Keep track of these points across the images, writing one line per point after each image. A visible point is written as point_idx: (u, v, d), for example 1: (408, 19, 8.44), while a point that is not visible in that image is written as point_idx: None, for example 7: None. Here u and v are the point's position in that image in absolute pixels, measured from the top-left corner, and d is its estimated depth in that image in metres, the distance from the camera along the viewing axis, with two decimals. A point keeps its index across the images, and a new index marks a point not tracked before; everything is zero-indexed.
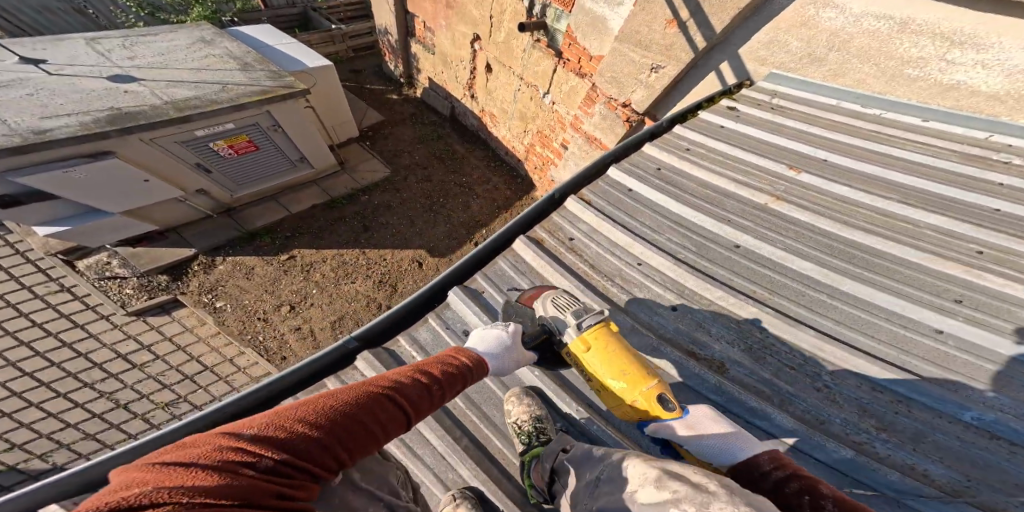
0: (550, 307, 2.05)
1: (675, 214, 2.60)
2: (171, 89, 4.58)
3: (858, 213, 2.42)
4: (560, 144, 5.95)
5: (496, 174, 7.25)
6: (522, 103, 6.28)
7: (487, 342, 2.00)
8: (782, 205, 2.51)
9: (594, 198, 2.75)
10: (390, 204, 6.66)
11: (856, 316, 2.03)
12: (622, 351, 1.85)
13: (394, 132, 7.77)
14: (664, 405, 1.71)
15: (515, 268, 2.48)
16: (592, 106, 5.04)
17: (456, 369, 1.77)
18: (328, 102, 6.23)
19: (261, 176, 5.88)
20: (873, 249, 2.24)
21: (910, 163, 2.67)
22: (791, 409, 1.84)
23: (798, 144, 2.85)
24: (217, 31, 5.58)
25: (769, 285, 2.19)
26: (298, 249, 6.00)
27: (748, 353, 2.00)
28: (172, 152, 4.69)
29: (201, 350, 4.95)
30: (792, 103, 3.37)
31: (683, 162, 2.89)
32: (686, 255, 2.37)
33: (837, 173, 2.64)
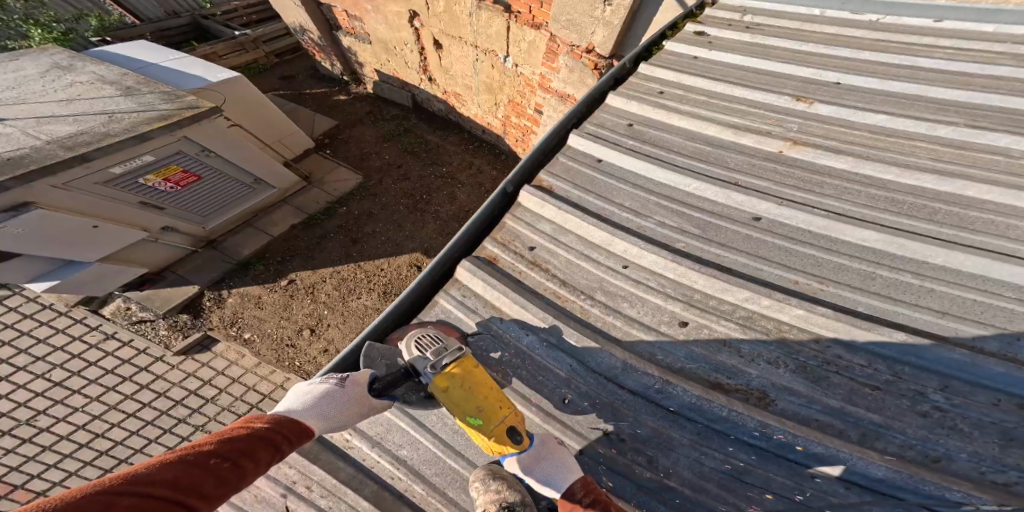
0: (413, 348, 1.62)
1: (660, 185, 2.08)
2: (49, 126, 3.71)
3: (915, 148, 1.91)
4: (535, 109, 5.39)
5: (478, 156, 6.58)
6: (486, 74, 5.61)
7: (308, 400, 1.50)
8: (802, 149, 2.00)
9: (555, 182, 2.19)
10: (372, 211, 5.99)
11: (945, 292, 1.54)
12: (477, 383, 1.52)
13: (353, 134, 7.04)
14: (511, 438, 1.44)
15: (463, 307, 1.91)
16: (556, 59, 4.54)
17: (251, 434, 1.23)
18: (254, 115, 5.42)
19: (223, 202, 5.15)
20: (950, 196, 1.75)
21: (936, 72, 2.19)
22: (882, 446, 1.34)
23: (792, 68, 2.36)
24: (71, 55, 4.77)
25: (820, 269, 1.68)
26: (295, 272, 5.39)
27: (802, 374, 1.50)
28: (102, 195, 3.89)
29: (236, 388, 4.45)
30: (769, 19, 2.82)
31: (658, 110, 2.34)
32: (690, 244, 1.84)
33: (853, 96, 2.16)
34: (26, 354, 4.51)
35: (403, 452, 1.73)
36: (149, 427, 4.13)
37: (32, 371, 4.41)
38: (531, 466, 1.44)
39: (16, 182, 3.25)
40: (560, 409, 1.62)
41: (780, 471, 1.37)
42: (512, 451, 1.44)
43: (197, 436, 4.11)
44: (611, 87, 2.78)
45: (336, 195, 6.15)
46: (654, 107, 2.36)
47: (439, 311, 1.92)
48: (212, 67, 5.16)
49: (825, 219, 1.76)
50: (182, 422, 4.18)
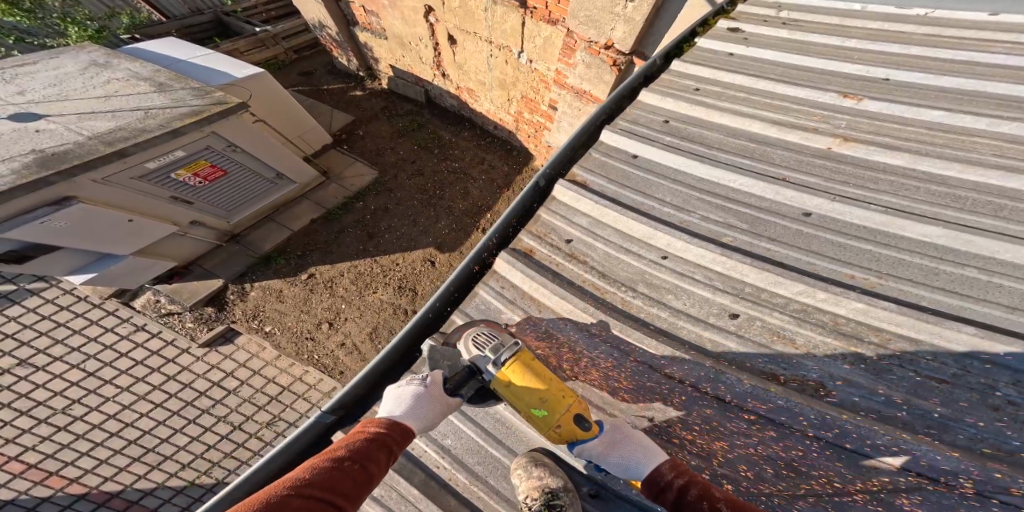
0: (472, 346, 1.64)
1: (702, 180, 2.09)
2: (89, 122, 3.83)
3: (976, 145, 1.89)
4: (549, 105, 5.39)
5: (491, 152, 6.61)
6: (500, 70, 5.61)
7: (401, 402, 1.59)
8: (852, 146, 2.00)
9: (590, 176, 2.21)
10: (388, 207, 6.06)
11: (1012, 287, 1.53)
12: (538, 375, 1.54)
13: (371, 131, 7.10)
14: (579, 425, 1.52)
15: (502, 298, 1.95)
16: (572, 55, 4.54)
17: (368, 439, 1.45)
18: (278, 111, 5.52)
19: (245, 198, 5.25)
20: (1013, 191, 1.73)
21: (993, 67, 2.16)
22: (952, 438, 1.35)
23: (837, 65, 2.34)
24: (106, 52, 4.90)
25: (879, 264, 1.68)
26: (316, 266, 5.49)
27: (861, 368, 1.51)
28: (136, 190, 4.01)
29: (258, 380, 4.57)
30: (806, 15, 2.80)
31: (696, 107, 2.34)
32: (737, 237, 1.86)
33: (901, 93, 2.15)
34: (65, 344, 4.69)
35: (448, 441, 1.79)
36: (175, 417, 4.27)
37: (70, 361, 4.57)
38: (606, 452, 1.49)
39: (61, 177, 3.38)
40: (603, 396, 1.68)
41: (838, 461, 1.39)
42: (582, 437, 1.53)
43: (222, 427, 4.25)
44: (643, 84, 2.77)
45: (357, 189, 6.23)
46: (691, 104, 2.36)
47: (479, 301, 1.97)
48: (236, 63, 5.27)
49: (880, 219, 1.76)
50: (206, 414, 4.32)
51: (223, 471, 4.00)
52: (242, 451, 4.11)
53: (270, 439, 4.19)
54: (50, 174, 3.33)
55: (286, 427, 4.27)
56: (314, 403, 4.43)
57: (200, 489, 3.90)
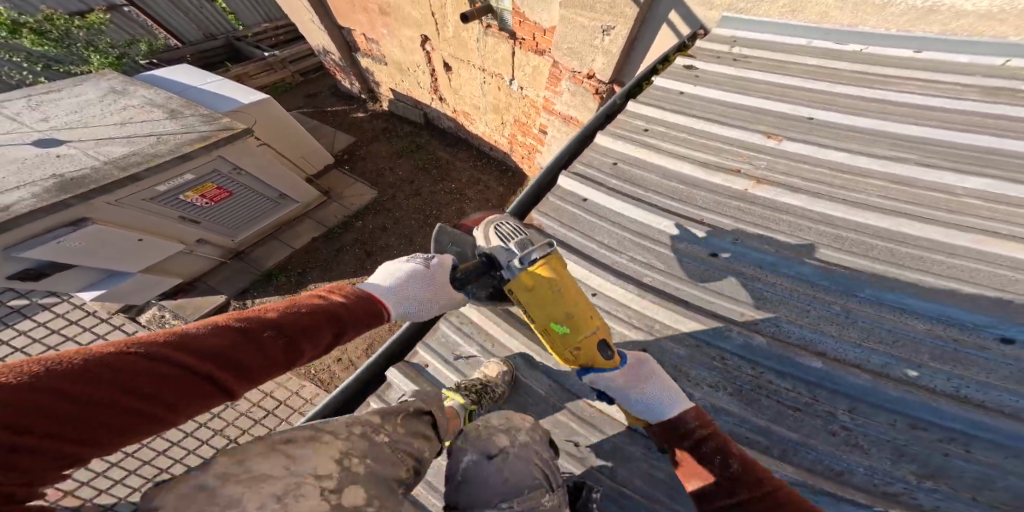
0: (493, 234, 2.04)
1: (634, 221, 2.38)
2: (106, 148, 4.14)
3: (865, 184, 2.24)
4: (540, 129, 5.69)
5: (486, 173, 6.89)
6: (493, 95, 5.93)
7: (399, 273, 1.90)
8: (764, 188, 2.33)
9: (545, 221, 2.47)
10: (385, 225, 6.33)
11: (859, 321, 1.88)
12: (563, 283, 1.87)
13: (371, 150, 7.45)
14: (602, 351, 1.82)
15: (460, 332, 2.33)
16: (558, 84, 4.83)
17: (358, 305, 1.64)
18: (283, 136, 5.85)
19: (252, 217, 5.56)
20: (887, 232, 2.07)
21: (904, 105, 2.46)
22: (795, 460, 1.69)
23: (781, 107, 2.61)
24: (125, 80, 5.26)
25: (761, 305, 2.02)
26: (314, 282, 5.74)
27: (738, 398, 1.86)
28: (148, 211, 4.29)
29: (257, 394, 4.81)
30: (757, 51, 3.02)
31: (640, 150, 2.60)
32: (654, 277, 2.20)
33: (823, 133, 2.47)
34: None
35: None
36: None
37: None
38: (629, 385, 1.76)
39: (78, 200, 3.66)
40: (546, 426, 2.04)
41: None
42: (604, 364, 1.82)
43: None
44: (603, 123, 3.03)
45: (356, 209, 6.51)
46: (636, 146, 2.62)
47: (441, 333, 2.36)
48: (245, 89, 5.61)
49: (771, 253, 2.12)
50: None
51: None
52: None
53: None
54: (68, 197, 3.61)
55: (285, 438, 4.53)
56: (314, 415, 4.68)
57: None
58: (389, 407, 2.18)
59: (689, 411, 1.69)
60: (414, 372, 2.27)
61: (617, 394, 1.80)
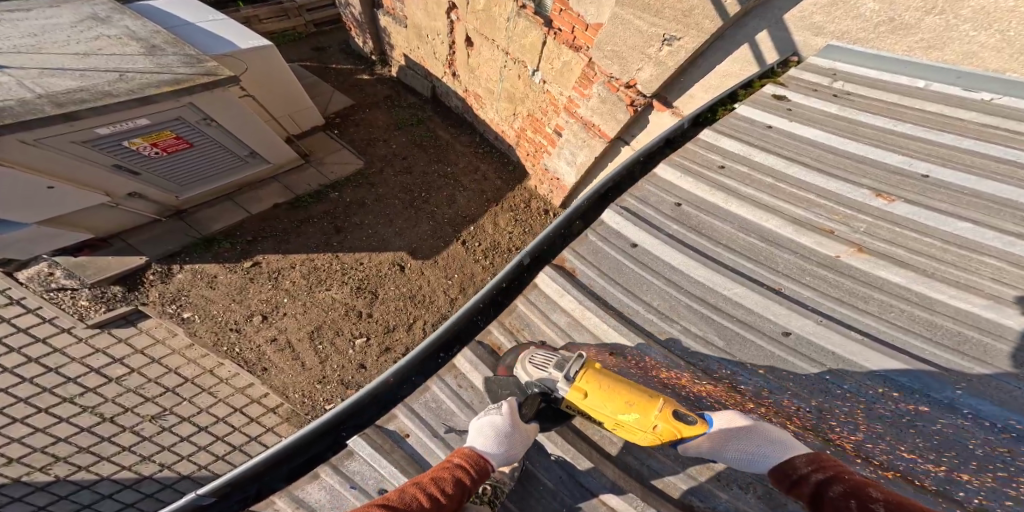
0: (531, 368, 1.66)
1: (695, 283, 1.98)
2: (50, 79, 3.50)
3: (980, 264, 1.85)
4: (554, 130, 5.05)
5: (485, 162, 6.25)
6: (511, 83, 5.29)
7: (484, 434, 1.59)
8: (864, 257, 1.94)
9: (580, 264, 2.08)
10: (365, 201, 5.66)
11: (925, 428, 1.53)
12: (612, 379, 1.56)
13: (366, 118, 6.68)
14: (682, 421, 1.49)
15: (458, 399, 1.82)
16: (589, 86, 4.23)
17: (458, 476, 1.53)
18: (270, 86, 5.21)
19: (207, 174, 4.89)
20: (988, 323, 1.70)
21: None
22: None
23: (886, 155, 2.26)
24: (112, 7, 4.58)
25: (826, 407, 1.61)
26: (263, 254, 5.01)
27: (765, 504, 1.52)
28: (74, 154, 3.70)
29: (154, 369, 4.17)
30: (864, 89, 2.61)
31: (714, 193, 2.25)
32: (707, 355, 1.78)
33: (938, 194, 2.08)
34: None
35: None
36: (20, 405, 3.87)
37: None
38: (726, 442, 1.50)
39: None
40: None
41: None
42: (694, 434, 1.49)
43: (85, 418, 3.86)
44: (636, 170, 2.54)
45: (338, 178, 5.81)
46: (701, 183, 2.29)
47: (429, 397, 1.84)
48: (245, 30, 4.95)
49: (855, 342, 1.71)
50: (68, 402, 3.91)
51: (66, 468, 3.64)
52: (104, 446, 3.75)
53: (148, 434, 3.84)
54: None
55: (175, 422, 3.93)
56: (221, 398, 4.11)
57: (25, 488, 3.50)
58: (347, 482, 1.68)
59: (799, 456, 1.46)
60: (389, 443, 1.75)
61: (711, 456, 1.53)
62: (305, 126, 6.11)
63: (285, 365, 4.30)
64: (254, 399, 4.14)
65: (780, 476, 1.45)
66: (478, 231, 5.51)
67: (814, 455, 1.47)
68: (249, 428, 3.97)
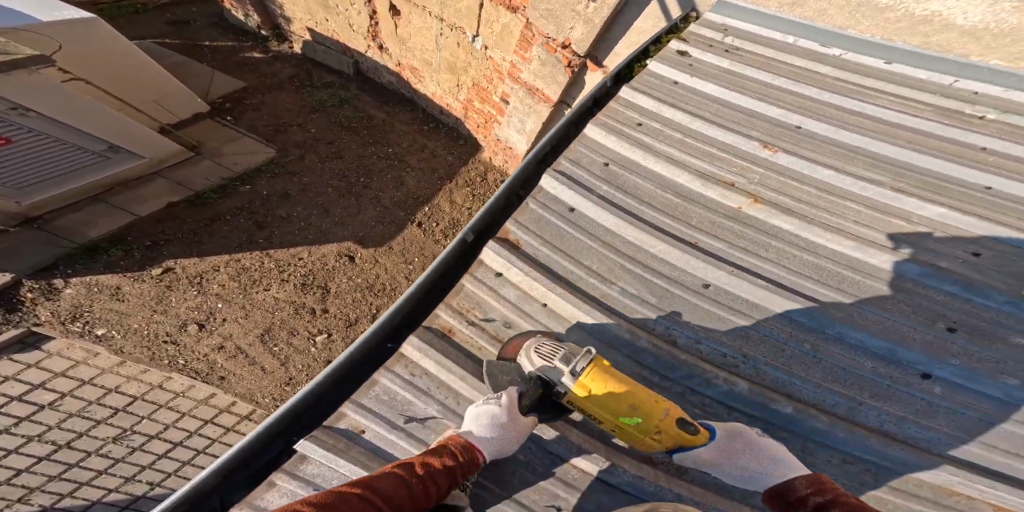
0: (537, 360, 1.46)
1: (627, 242, 1.96)
2: None
3: (844, 209, 1.96)
4: (501, 98, 4.85)
5: (432, 138, 5.91)
6: (449, 51, 5.05)
7: (477, 422, 1.38)
8: (759, 207, 2.01)
9: (523, 234, 1.98)
10: (288, 192, 5.21)
11: (829, 363, 1.61)
12: (619, 380, 1.41)
13: (267, 100, 6.10)
14: (685, 429, 1.37)
15: (412, 387, 1.66)
16: (528, 49, 4.11)
17: (449, 462, 1.33)
18: (119, 67, 4.45)
19: (51, 175, 4.17)
20: (857, 262, 1.83)
21: (917, 133, 2.15)
22: None
23: (769, 108, 2.30)
24: None
25: (746, 345, 1.67)
26: (174, 259, 4.50)
27: None
28: None
29: (91, 391, 3.65)
30: (750, 44, 2.63)
31: (632, 149, 2.22)
32: (644, 314, 1.76)
33: (813, 146, 2.16)
34: None
35: None
36: None
37: None
38: (724, 459, 1.38)
39: None
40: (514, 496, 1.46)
41: None
42: (694, 442, 1.38)
43: (36, 447, 3.33)
44: (562, 141, 2.47)
45: (248, 168, 5.31)
46: (630, 143, 2.24)
47: (379, 390, 1.67)
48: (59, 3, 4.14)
49: (762, 287, 1.76)
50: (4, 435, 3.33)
51: (49, 496, 3.13)
52: (77, 473, 3.28)
53: (118, 456, 3.39)
54: None
55: (144, 441, 3.48)
56: (186, 411, 3.67)
57: None
58: (309, 486, 1.49)
59: (800, 477, 1.31)
60: (343, 442, 1.56)
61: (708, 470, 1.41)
62: (183, 112, 5.41)
63: (244, 371, 3.94)
64: (222, 409, 3.74)
65: (778, 499, 1.31)
66: (433, 213, 5.26)
67: (814, 476, 1.32)
68: (230, 436, 3.58)
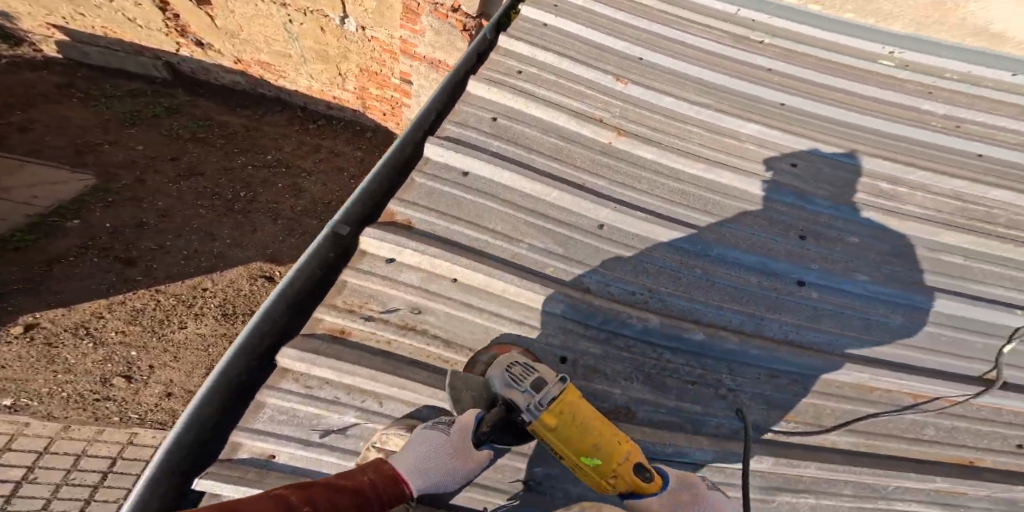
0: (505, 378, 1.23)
1: (525, 196, 1.83)
2: None
3: (689, 132, 2.11)
4: (402, 78, 4.64)
5: (327, 137, 5.45)
6: (313, 40, 4.84)
7: (418, 448, 1.15)
8: (624, 139, 2.04)
9: (413, 213, 1.71)
10: (166, 212, 4.59)
11: (718, 281, 1.72)
12: (591, 416, 1.16)
13: (60, 122, 5.14)
14: (639, 476, 1.14)
15: (313, 398, 1.38)
16: (416, 20, 3.92)
17: (355, 490, 0.98)
18: None
19: None
20: (715, 184, 1.98)
21: (726, 59, 2.41)
22: (713, 437, 1.44)
23: (615, 43, 2.39)
24: None
25: (650, 280, 1.68)
26: (42, 311, 3.84)
27: (650, 386, 1.50)
28: None
29: (60, 458, 3.37)
30: None
31: (517, 98, 2.10)
32: (558, 267, 1.66)
33: (656, 77, 2.30)
34: None
35: None
36: None
37: None
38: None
39: None
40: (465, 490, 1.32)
41: None
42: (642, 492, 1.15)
43: None
44: (447, 105, 2.33)
45: (66, 201, 4.49)
46: (512, 94, 2.10)
47: (272, 411, 1.36)
48: None
49: (643, 220, 1.78)
50: None
51: None
52: None
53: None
54: None
55: None
56: None
57: None
58: None
59: None
60: (255, 472, 1.27)
61: None
62: None
63: None
64: None
65: None
66: None
67: None
68: None
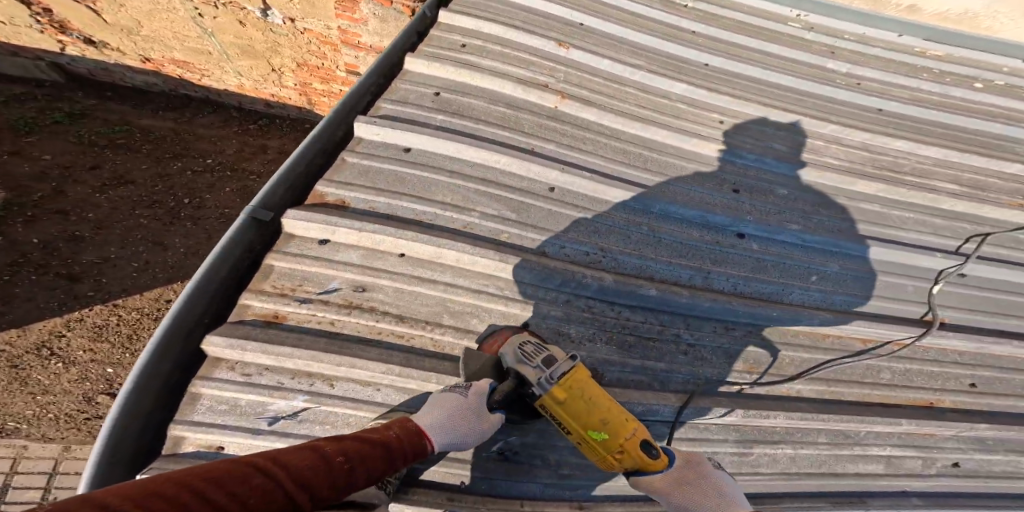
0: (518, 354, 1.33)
1: (474, 165, 1.90)
2: None
3: (625, 94, 2.25)
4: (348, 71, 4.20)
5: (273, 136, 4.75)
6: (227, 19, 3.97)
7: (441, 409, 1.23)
8: (568, 102, 2.13)
9: (349, 193, 1.74)
10: None
11: (665, 238, 1.85)
12: (599, 393, 1.27)
13: None
14: (646, 453, 1.26)
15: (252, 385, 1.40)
16: (355, 8, 3.59)
17: (385, 444, 1.06)
18: None
19: None
20: (653, 143, 2.13)
21: (656, 23, 2.59)
22: (670, 388, 1.57)
23: (558, 9, 2.49)
24: None
25: (600, 241, 1.79)
26: None
27: (614, 346, 1.60)
28: None
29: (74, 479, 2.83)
30: None
31: (460, 71, 2.14)
32: (510, 233, 1.74)
33: (601, 42, 2.42)
34: None
35: None
36: None
37: None
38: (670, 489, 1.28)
39: None
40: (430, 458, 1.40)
41: None
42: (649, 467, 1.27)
43: None
44: (386, 80, 2.31)
45: None
46: (455, 68, 2.14)
47: (209, 402, 1.38)
48: None
49: (593, 180, 1.88)
50: None
51: None
52: None
53: None
54: None
55: None
56: None
57: None
58: None
59: None
60: None
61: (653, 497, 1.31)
62: None
63: None
64: None
65: None
66: None
67: None
68: None
